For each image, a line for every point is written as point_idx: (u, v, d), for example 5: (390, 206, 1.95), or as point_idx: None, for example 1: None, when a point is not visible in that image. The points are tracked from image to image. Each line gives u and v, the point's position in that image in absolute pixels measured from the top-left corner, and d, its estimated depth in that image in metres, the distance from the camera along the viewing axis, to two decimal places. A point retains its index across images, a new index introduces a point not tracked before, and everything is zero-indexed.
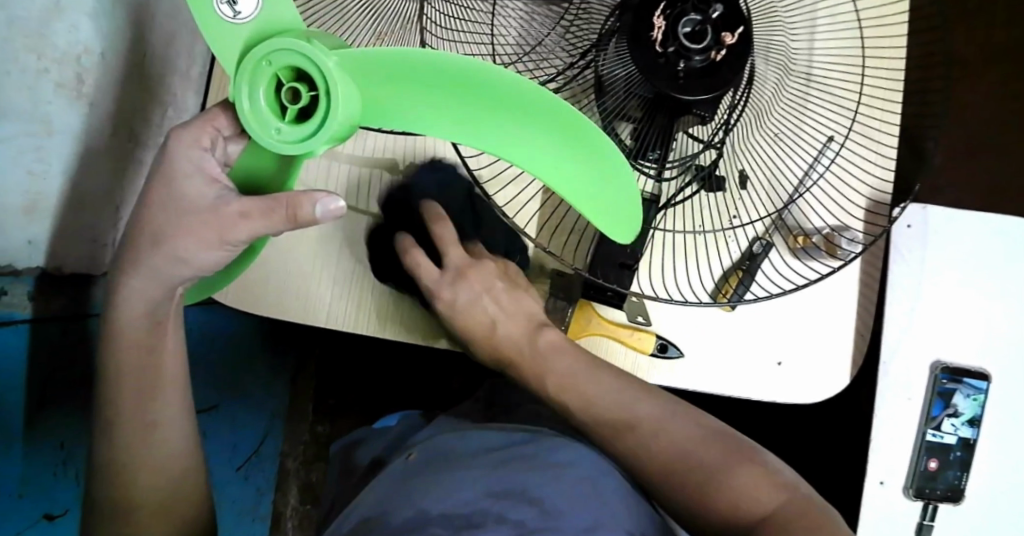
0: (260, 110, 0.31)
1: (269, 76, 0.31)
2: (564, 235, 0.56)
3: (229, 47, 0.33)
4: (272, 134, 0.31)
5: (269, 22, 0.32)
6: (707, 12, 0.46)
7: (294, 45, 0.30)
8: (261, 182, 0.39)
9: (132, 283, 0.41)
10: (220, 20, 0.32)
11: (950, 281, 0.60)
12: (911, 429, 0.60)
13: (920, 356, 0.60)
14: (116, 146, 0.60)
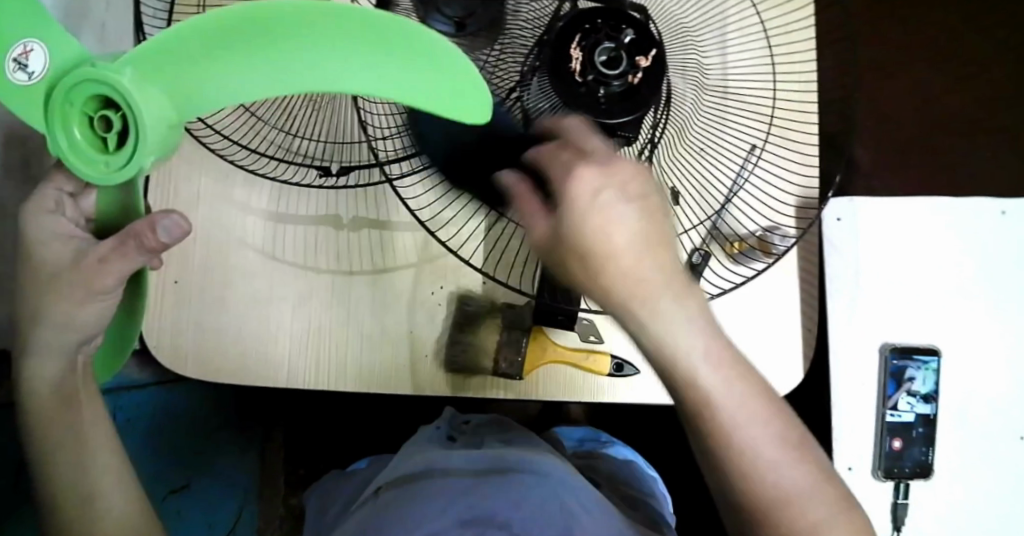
0: (80, 149, 0.31)
1: (74, 112, 0.31)
2: (510, 261, 0.57)
3: (32, 109, 0.32)
4: (98, 166, 0.31)
5: (64, 68, 0.32)
6: (619, 38, 0.49)
7: (84, 71, 0.30)
8: (117, 223, 0.38)
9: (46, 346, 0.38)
10: (15, 85, 0.32)
11: (886, 265, 0.62)
12: (870, 412, 0.62)
13: (869, 341, 0.62)
14: None
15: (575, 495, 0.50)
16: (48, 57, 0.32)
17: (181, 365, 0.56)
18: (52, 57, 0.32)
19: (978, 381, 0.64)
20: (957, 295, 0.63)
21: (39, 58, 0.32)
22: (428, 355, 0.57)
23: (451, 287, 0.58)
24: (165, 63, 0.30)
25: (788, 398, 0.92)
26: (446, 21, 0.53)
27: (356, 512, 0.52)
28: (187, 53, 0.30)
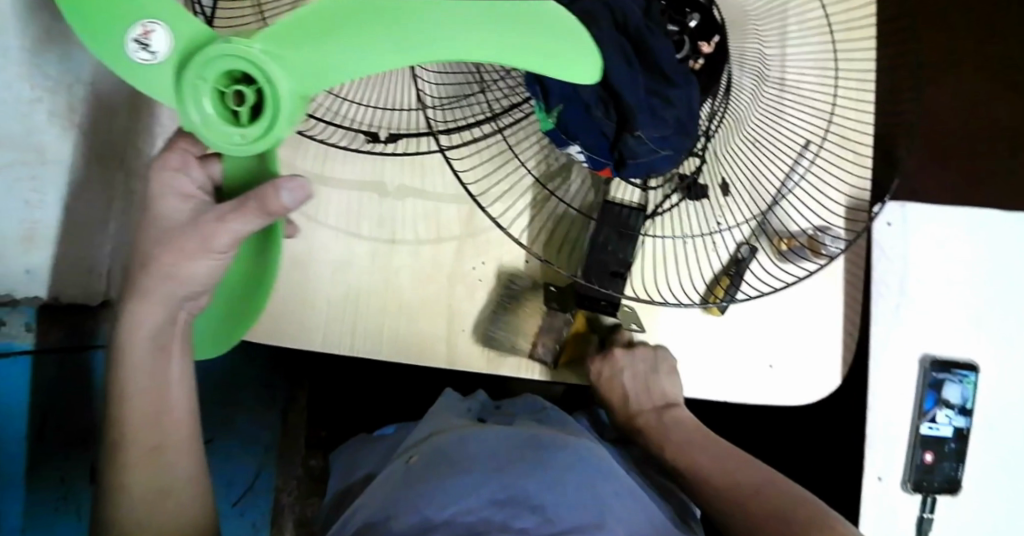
0: (216, 124, 0.34)
1: (207, 89, 0.33)
2: (561, 240, 0.56)
3: (161, 86, 0.34)
4: (231, 139, 0.34)
5: (188, 47, 0.34)
6: (685, 23, 0.52)
7: (217, 52, 0.32)
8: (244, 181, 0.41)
9: (148, 295, 0.41)
10: (142, 65, 0.34)
11: (934, 275, 0.61)
12: (906, 422, 0.61)
13: (911, 350, 0.61)
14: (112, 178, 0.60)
15: (610, 489, 0.48)
16: (171, 35, 0.33)
17: None
18: (173, 35, 0.33)
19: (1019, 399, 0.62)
20: (1005, 310, 0.62)
21: (161, 37, 0.33)
22: (466, 331, 0.56)
23: (494, 263, 0.57)
24: (291, 40, 0.31)
25: (818, 403, 0.91)
26: None
27: (388, 474, 0.52)
28: (311, 32, 0.31)
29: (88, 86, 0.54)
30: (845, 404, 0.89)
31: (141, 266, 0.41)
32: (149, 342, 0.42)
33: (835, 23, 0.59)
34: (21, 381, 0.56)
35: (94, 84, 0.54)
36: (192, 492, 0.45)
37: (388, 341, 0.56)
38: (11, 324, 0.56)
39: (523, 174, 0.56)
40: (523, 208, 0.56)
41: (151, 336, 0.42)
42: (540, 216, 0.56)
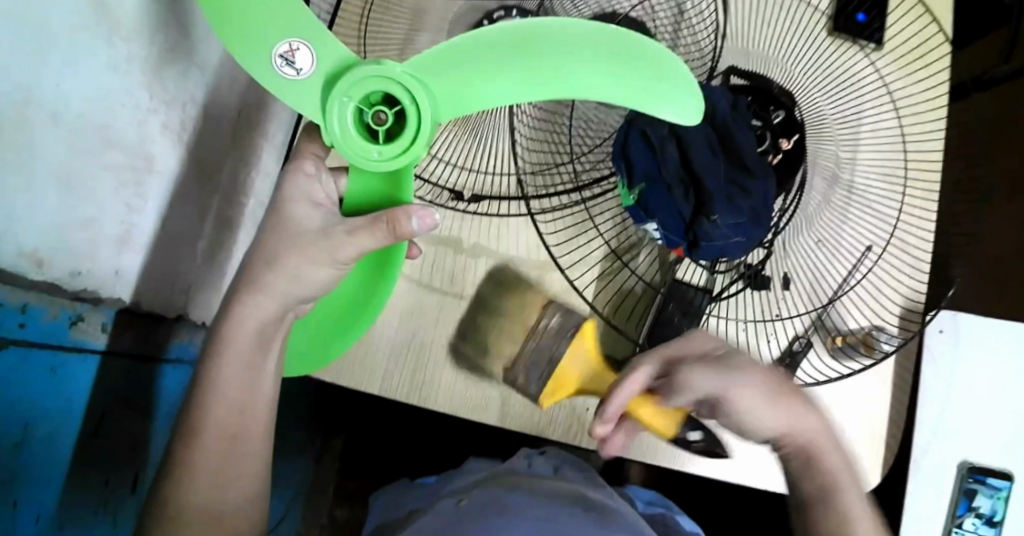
0: (356, 139, 0.37)
1: (351, 108, 0.36)
2: (627, 311, 0.58)
3: (305, 101, 0.38)
4: (371, 154, 0.37)
5: (333, 68, 0.37)
6: (767, 120, 0.55)
7: (366, 74, 0.35)
8: (368, 207, 0.43)
9: (261, 290, 0.44)
10: (288, 81, 0.37)
11: (982, 386, 0.62)
12: (936, 525, 0.63)
13: (948, 456, 0.62)
14: (203, 194, 0.64)
15: None
16: (313, 53, 0.37)
17: None
18: (316, 54, 0.37)
19: None
20: None
21: (304, 54, 0.37)
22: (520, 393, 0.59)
23: None
24: (432, 68, 0.36)
25: None
26: None
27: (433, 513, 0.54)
28: (450, 60, 0.36)
29: (196, 104, 0.58)
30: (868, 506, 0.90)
31: (259, 264, 0.44)
32: (251, 340, 0.44)
33: (909, 134, 0.61)
34: (82, 384, 0.54)
35: (201, 102, 0.58)
36: (244, 494, 0.48)
37: (450, 388, 0.59)
38: (88, 321, 0.55)
39: (598, 244, 0.59)
40: (592, 279, 0.59)
41: (256, 332, 0.44)
42: (610, 287, 0.59)
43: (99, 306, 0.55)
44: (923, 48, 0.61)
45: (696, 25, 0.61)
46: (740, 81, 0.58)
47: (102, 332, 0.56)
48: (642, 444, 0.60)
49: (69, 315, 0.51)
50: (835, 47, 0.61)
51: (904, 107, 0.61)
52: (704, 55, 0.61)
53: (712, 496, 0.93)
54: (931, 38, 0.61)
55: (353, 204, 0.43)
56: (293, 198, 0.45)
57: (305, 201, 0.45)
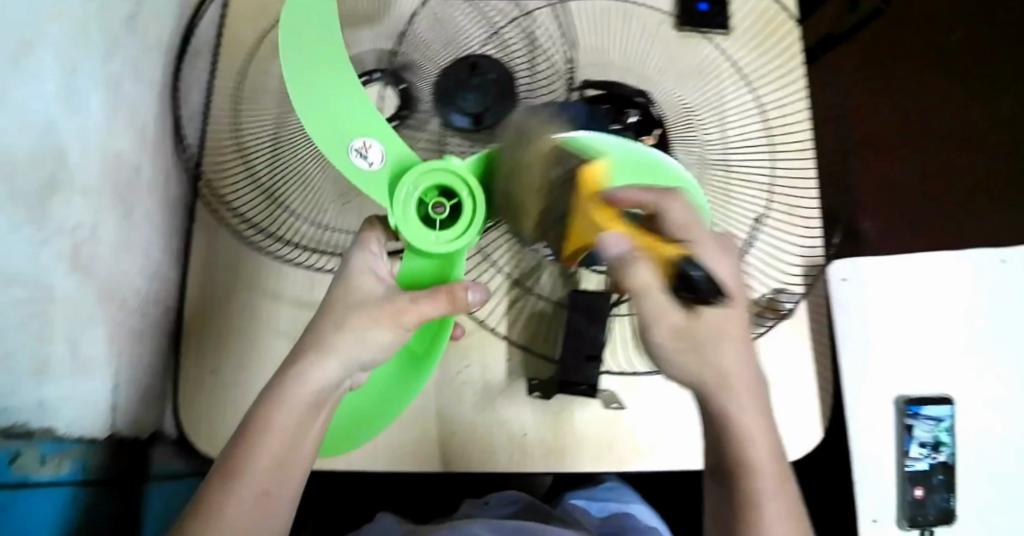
0: (414, 223, 0.45)
1: (416, 197, 0.45)
2: (541, 333, 0.61)
3: (375, 186, 0.46)
4: (430, 237, 0.45)
5: (396, 164, 0.46)
6: (625, 120, 0.56)
7: (433, 170, 0.45)
8: (423, 285, 0.50)
9: (328, 351, 0.47)
10: (360, 169, 0.46)
11: (893, 324, 0.65)
12: (890, 464, 0.64)
13: (883, 396, 0.64)
14: (119, 314, 0.61)
15: None
16: (384, 151, 0.47)
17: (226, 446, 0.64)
18: (386, 151, 0.47)
19: (998, 439, 0.65)
20: (968, 350, 0.66)
21: (376, 150, 0.46)
22: (458, 432, 0.63)
23: (477, 365, 0.63)
24: (482, 173, 0.46)
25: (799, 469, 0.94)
26: (464, 115, 0.62)
27: None
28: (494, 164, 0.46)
29: (88, 229, 0.54)
30: (825, 463, 0.92)
31: (330, 327, 0.48)
32: (308, 398, 0.47)
33: (767, 107, 0.65)
34: (29, 522, 0.50)
35: (93, 227, 0.55)
36: None
37: (390, 439, 0.62)
38: (25, 459, 0.49)
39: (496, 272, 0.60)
40: (502, 312, 0.62)
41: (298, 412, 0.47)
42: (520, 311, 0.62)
43: (32, 441, 0.50)
44: (761, 28, 0.67)
45: (548, 49, 0.65)
46: (597, 89, 0.60)
47: (44, 466, 0.51)
48: (590, 452, 0.62)
49: (4, 455, 0.46)
50: (683, 38, 0.66)
51: (759, 86, 0.66)
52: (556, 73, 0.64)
53: (686, 490, 0.96)
54: (769, 20, 0.67)
55: (406, 279, 0.50)
56: (359, 270, 0.49)
57: (371, 272, 0.49)
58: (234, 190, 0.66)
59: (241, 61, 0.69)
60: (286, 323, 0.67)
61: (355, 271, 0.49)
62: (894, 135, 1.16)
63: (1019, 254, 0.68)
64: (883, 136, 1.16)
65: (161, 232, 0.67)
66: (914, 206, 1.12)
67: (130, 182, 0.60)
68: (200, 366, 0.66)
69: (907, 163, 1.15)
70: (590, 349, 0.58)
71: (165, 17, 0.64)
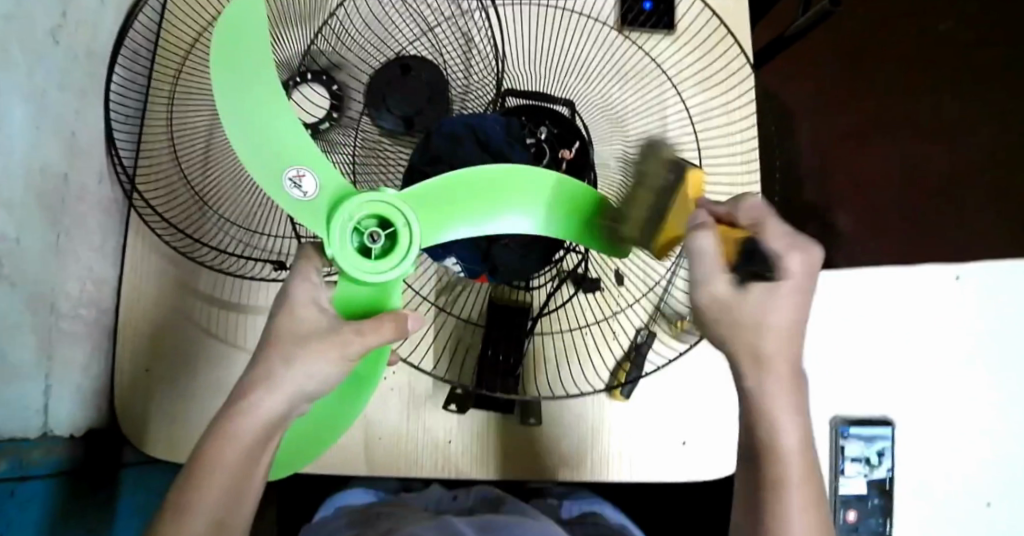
0: (350, 255, 0.36)
1: (352, 227, 0.36)
2: (460, 354, 0.60)
3: (308, 216, 0.37)
4: (365, 272, 0.36)
5: (334, 190, 0.37)
6: (538, 135, 0.55)
7: (370, 197, 0.36)
8: (363, 312, 0.40)
9: (276, 385, 0.39)
10: (290, 199, 0.37)
11: (834, 340, 0.64)
12: (825, 485, 0.63)
13: (821, 414, 0.64)
14: (53, 320, 0.61)
15: None
16: (316, 176, 0.37)
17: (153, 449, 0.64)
18: (319, 177, 0.37)
19: (936, 459, 0.65)
20: (912, 368, 0.65)
21: (309, 177, 0.37)
22: (383, 439, 0.62)
23: (404, 372, 0.62)
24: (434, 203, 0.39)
25: None
26: (391, 117, 0.58)
27: None
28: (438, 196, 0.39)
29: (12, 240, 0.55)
30: None
31: (276, 347, 0.39)
32: None
33: (699, 114, 0.64)
34: None
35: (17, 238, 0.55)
36: None
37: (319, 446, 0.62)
38: None
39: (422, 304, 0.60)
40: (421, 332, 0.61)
41: None
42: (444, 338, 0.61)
43: None
44: (709, 32, 0.64)
45: (481, 48, 0.62)
46: (520, 100, 0.59)
47: None
48: (517, 462, 0.62)
49: None
50: (626, 41, 0.63)
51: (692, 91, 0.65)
52: (489, 79, 0.61)
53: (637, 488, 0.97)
54: (717, 24, 0.65)
55: (345, 308, 0.40)
56: (301, 301, 0.39)
57: (315, 304, 0.40)
58: (168, 194, 0.65)
59: (176, 59, 0.66)
60: (217, 326, 0.65)
61: (296, 302, 0.39)
62: (863, 135, 1.16)
63: (975, 269, 0.66)
64: (853, 137, 1.16)
65: (90, 243, 0.65)
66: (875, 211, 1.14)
67: (58, 190, 0.60)
68: (135, 366, 0.65)
69: (870, 164, 1.15)
70: (506, 375, 0.58)
71: (94, 24, 0.63)
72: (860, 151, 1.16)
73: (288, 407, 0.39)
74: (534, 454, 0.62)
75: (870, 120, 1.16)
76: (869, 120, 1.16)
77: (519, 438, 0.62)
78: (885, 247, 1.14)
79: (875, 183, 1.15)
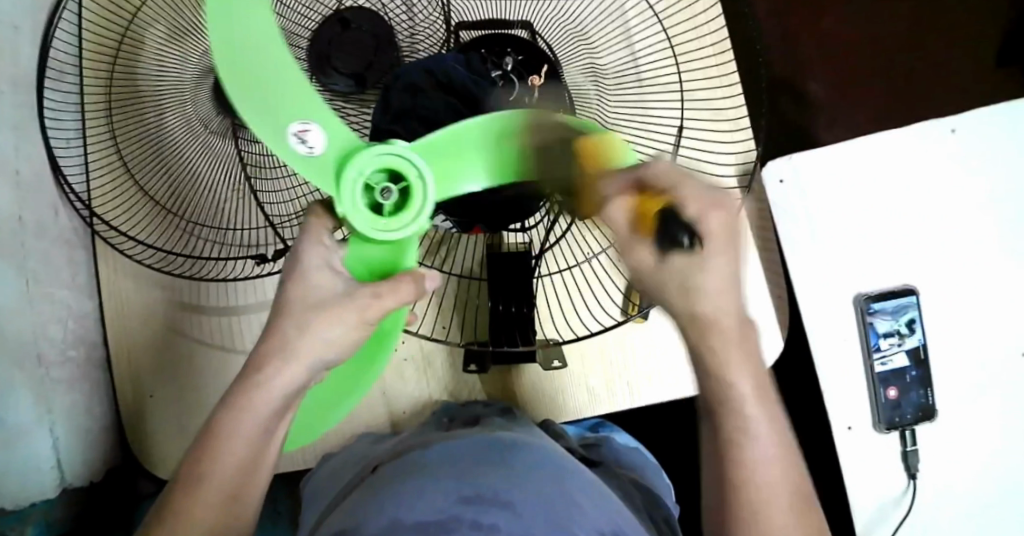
0: (364, 213, 0.34)
1: (362, 184, 0.34)
2: (466, 314, 0.59)
3: (320, 176, 0.33)
4: (382, 231, 0.34)
5: (344, 145, 0.33)
6: (504, 65, 0.52)
7: (381, 152, 0.33)
8: (378, 269, 0.38)
9: (279, 355, 0.36)
10: (297, 156, 0.33)
11: (841, 221, 0.62)
12: (860, 368, 0.63)
13: (843, 298, 0.62)
14: (40, 371, 0.58)
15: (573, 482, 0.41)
16: (324, 132, 0.33)
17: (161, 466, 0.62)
18: (327, 134, 0.33)
19: (961, 319, 0.64)
20: (927, 234, 0.63)
21: (315, 133, 0.33)
22: (408, 414, 0.60)
23: (413, 342, 0.60)
24: (445, 155, 0.35)
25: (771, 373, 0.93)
26: (343, 78, 0.54)
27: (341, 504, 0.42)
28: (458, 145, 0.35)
29: None
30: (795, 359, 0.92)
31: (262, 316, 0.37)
32: None
33: (663, 10, 0.60)
34: None
35: None
36: None
37: (341, 437, 0.59)
38: None
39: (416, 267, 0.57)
40: (427, 300, 0.59)
41: None
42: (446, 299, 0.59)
43: None
44: None
45: None
46: (475, 32, 0.55)
47: None
48: (541, 404, 0.61)
49: None
50: None
51: None
52: (435, 16, 0.58)
53: (664, 411, 0.96)
54: None
55: (361, 265, 0.38)
56: (303, 264, 0.37)
57: (310, 263, 0.37)
58: (125, 212, 0.61)
59: (104, 65, 0.62)
60: (211, 333, 0.63)
61: (308, 266, 0.37)
62: (827, 14, 1.12)
63: (969, 120, 0.64)
64: (816, 19, 1.12)
65: (58, 283, 0.61)
66: (851, 90, 1.11)
67: (14, 233, 0.56)
68: (138, 391, 0.62)
69: (840, 43, 1.12)
70: (521, 326, 0.55)
71: (10, 52, 0.58)
72: (827, 30, 1.12)
73: (295, 370, 0.37)
74: (565, 392, 0.61)
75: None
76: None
77: (546, 381, 0.60)
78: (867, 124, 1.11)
79: (847, 61, 1.12)
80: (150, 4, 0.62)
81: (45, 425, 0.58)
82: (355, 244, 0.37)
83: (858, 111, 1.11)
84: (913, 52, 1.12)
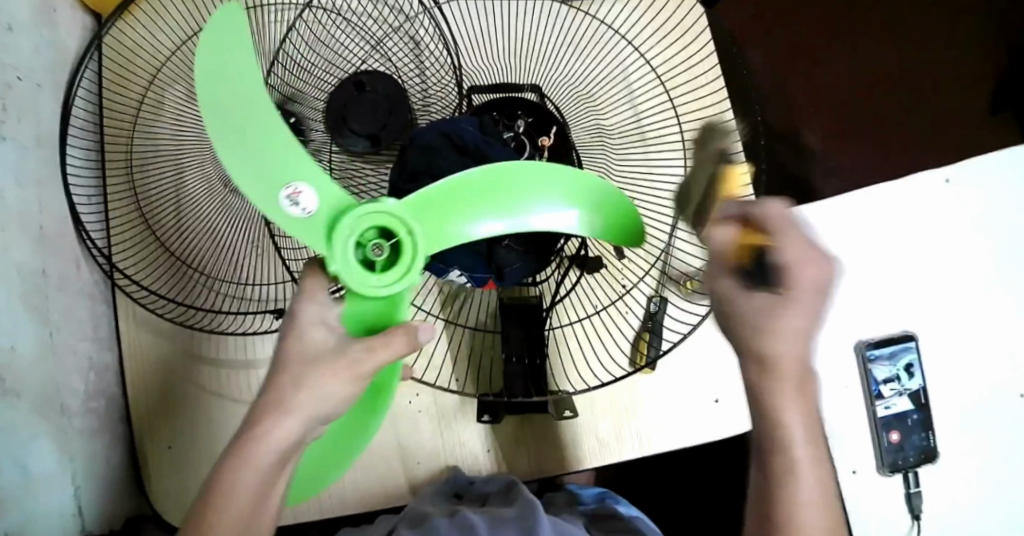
0: (356, 270, 0.35)
1: (354, 242, 0.35)
2: (478, 368, 0.61)
3: (310, 235, 0.35)
4: (376, 285, 0.35)
5: (334, 204, 0.35)
6: (516, 127, 0.54)
7: (370, 210, 0.35)
8: (375, 326, 0.39)
9: (303, 419, 0.37)
10: (288, 216, 0.35)
11: (842, 270, 0.64)
12: (862, 412, 0.64)
13: (844, 343, 0.64)
14: (61, 422, 0.58)
15: None
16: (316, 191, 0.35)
17: (174, 513, 0.63)
18: (319, 193, 0.35)
19: (961, 365, 0.65)
20: (926, 281, 0.65)
21: (305, 192, 0.35)
22: (422, 464, 0.61)
23: (427, 394, 0.61)
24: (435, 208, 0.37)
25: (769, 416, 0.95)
26: (358, 138, 0.56)
27: None
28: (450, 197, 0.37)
29: (8, 350, 0.51)
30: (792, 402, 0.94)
31: (288, 384, 0.37)
32: None
33: (663, 70, 0.63)
34: None
35: (13, 346, 0.51)
36: None
37: (357, 485, 0.60)
38: None
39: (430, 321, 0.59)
40: (443, 354, 0.61)
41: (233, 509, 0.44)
42: (460, 355, 0.61)
43: None
44: None
45: (432, 51, 0.61)
46: (487, 95, 0.58)
47: None
48: (551, 454, 0.62)
49: None
50: (574, 13, 0.63)
51: (650, 50, 0.63)
52: (447, 79, 0.60)
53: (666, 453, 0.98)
54: None
55: (358, 323, 0.39)
56: (325, 322, 0.38)
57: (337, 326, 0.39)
58: (146, 268, 0.63)
59: (125, 127, 0.64)
60: (229, 386, 0.64)
61: (327, 329, 0.38)
62: (820, 56, 1.15)
63: (962, 170, 0.66)
64: (809, 61, 1.15)
65: (80, 333, 0.62)
66: (844, 129, 1.14)
67: (39, 286, 0.56)
68: (156, 443, 0.64)
69: (832, 84, 1.15)
70: (534, 376, 0.56)
71: (35, 109, 0.57)
72: (820, 72, 1.15)
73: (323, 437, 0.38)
74: (574, 443, 0.62)
75: (824, 40, 1.15)
76: (823, 40, 1.15)
77: (557, 433, 0.62)
78: (862, 162, 1.14)
79: (840, 101, 1.15)
80: (171, 64, 0.65)
81: (66, 472, 0.59)
82: (350, 303, 0.38)
83: (852, 149, 1.13)
84: (903, 92, 1.16)
